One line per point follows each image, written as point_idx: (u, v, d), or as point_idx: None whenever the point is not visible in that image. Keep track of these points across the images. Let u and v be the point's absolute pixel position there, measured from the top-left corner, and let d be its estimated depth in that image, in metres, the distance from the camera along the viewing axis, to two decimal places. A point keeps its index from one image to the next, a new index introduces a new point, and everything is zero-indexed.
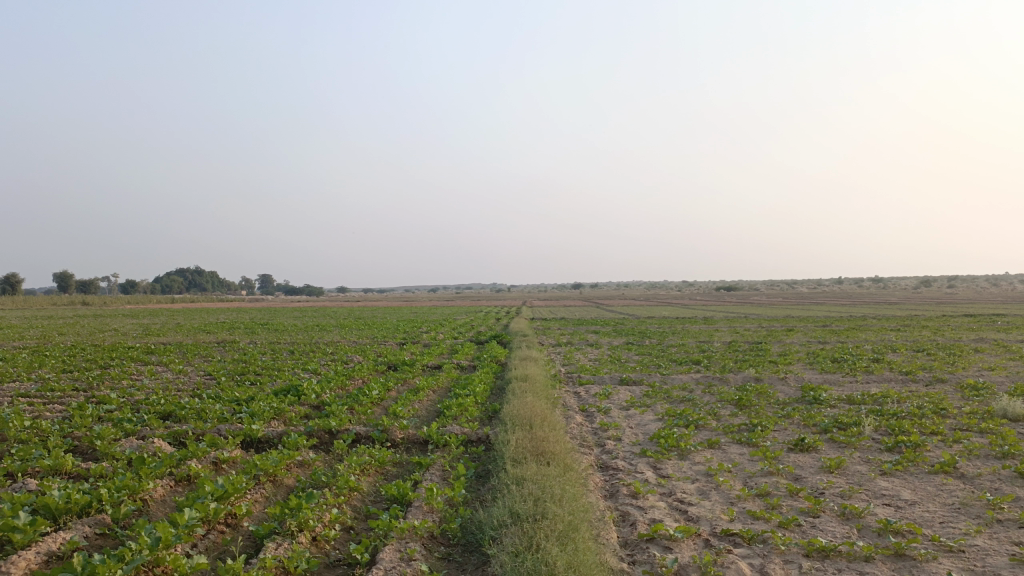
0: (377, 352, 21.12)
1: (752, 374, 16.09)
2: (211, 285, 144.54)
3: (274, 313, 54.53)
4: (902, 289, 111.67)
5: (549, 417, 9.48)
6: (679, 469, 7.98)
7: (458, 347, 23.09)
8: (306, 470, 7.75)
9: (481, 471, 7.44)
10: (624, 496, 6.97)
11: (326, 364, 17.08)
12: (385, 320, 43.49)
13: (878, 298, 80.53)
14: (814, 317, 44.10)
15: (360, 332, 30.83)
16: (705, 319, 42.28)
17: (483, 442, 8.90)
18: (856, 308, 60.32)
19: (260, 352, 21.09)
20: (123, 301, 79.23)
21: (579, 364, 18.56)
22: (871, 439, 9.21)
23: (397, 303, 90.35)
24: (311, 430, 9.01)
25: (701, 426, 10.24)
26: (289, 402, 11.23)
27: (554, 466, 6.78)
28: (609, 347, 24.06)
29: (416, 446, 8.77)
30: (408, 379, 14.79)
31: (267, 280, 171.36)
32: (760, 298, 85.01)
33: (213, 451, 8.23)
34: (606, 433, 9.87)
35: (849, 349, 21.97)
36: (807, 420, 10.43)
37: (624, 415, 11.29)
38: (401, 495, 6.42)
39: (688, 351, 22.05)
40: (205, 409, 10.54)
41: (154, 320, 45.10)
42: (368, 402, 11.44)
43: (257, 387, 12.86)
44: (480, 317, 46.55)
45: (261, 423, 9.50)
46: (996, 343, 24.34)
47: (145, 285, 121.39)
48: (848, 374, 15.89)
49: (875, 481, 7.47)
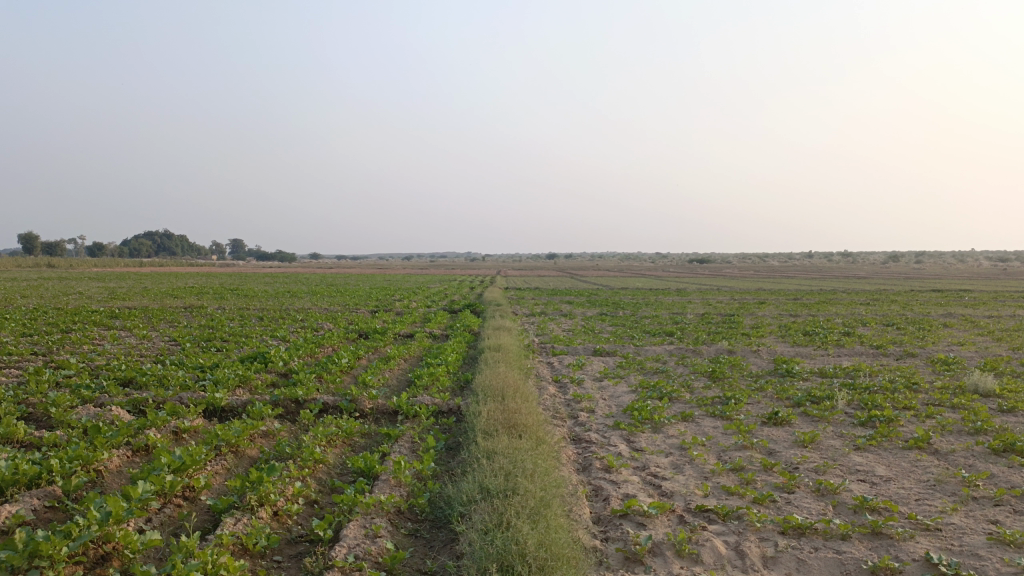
0: (348, 319, 20.82)
1: (725, 346, 16.07)
2: (181, 249, 142.33)
3: (245, 278, 53.76)
4: (872, 264, 113.14)
5: (521, 388, 9.31)
6: (652, 442, 7.86)
7: (431, 315, 22.85)
8: (270, 441, 7.52)
9: (452, 443, 7.25)
10: (597, 470, 6.83)
11: (295, 331, 16.76)
12: (357, 286, 43.04)
13: (849, 273, 81.43)
14: (786, 290, 44.49)
15: (331, 299, 30.41)
16: (679, 291, 42.40)
17: (454, 412, 8.72)
18: (827, 282, 60.89)
19: (228, 317, 20.65)
20: (90, 264, 77.65)
21: (553, 334, 18.44)
22: (844, 413, 9.18)
23: (371, 270, 89.66)
24: (277, 399, 8.76)
25: (674, 398, 10.14)
26: (255, 370, 10.94)
27: (526, 439, 6.61)
28: (583, 317, 23.97)
29: (385, 416, 8.56)
30: (379, 347, 14.53)
31: (238, 245, 169.10)
32: (734, 271, 85.59)
33: (174, 420, 7.95)
34: (579, 405, 9.73)
35: (821, 322, 22.08)
36: (781, 393, 10.38)
37: (597, 387, 11.17)
38: (368, 468, 6.22)
39: (662, 322, 22.03)
40: (167, 376, 10.23)
41: (122, 284, 44.28)
42: (337, 371, 11.19)
43: (223, 354, 12.53)
44: (454, 285, 46.24)
45: (225, 391, 9.22)
46: (964, 318, 24.66)
47: (113, 248, 119.13)
48: (820, 347, 15.92)
49: (850, 456, 7.42)
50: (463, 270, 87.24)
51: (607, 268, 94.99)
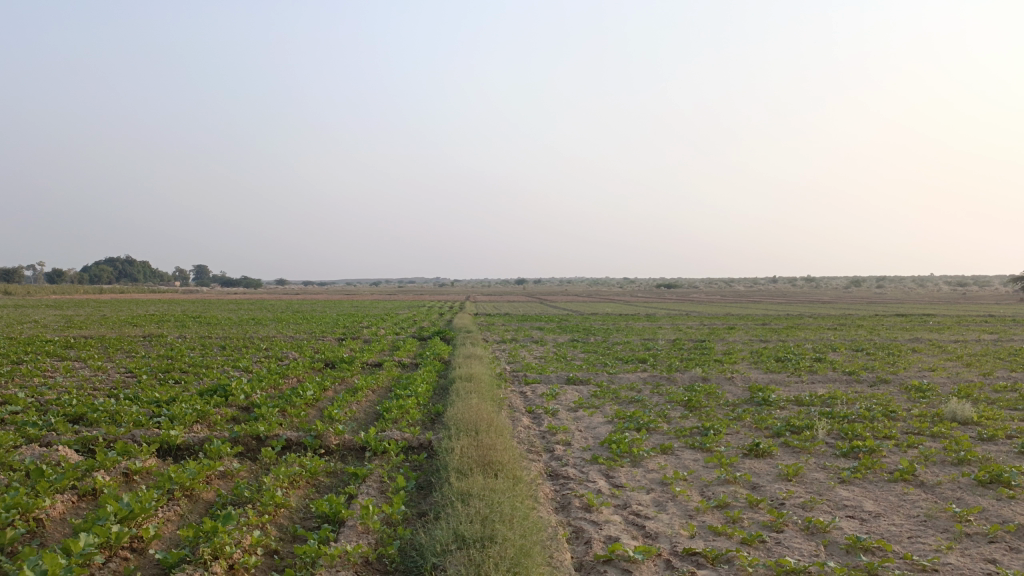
0: (314, 348, 20.25)
1: (699, 373, 15.86)
2: (143, 276, 139.68)
3: (209, 306, 52.65)
4: (836, 288, 114.75)
5: (495, 421, 8.95)
6: (632, 477, 7.55)
7: (399, 343, 22.38)
8: (227, 482, 7.06)
9: (423, 483, 6.87)
10: (576, 509, 6.49)
11: (258, 361, 16.20)
12: (324, 313, 42.28)
13: (814, 298, 82.47)
14: (754, 315, 44.76)
15: (297, 327, 29.73)
16: (649, 316, 42.37)
17: (425, 448, 8.32)
18: (794, 306, 61.43)
19: (189, 347, 19.96)
20: (48, 292, 75.60)
21: (524, 362, 18.09)
22: (826, 444, 8.96)
23: (339, 296, 88.64)
24: (236, 436, 8.29)
25: (652, 429, 9.85)
26: (215, 404, 10.43)
27: (502, 478, 6.26)
28: (554, 344, 23.69)
29: (351, 453, 8.14)
30: (346, 378, 14.06)
31: (202, 272, 166.47)
32: (701, 296, 86.22)
33: (124, 460, 7.45)
34: (555, 438, 9.39)
35: (792, 348, 22.05)
36: (760, 423, 10.15)
37: (572, 418, 10.84)
38: (333, 513, 5.80)
39: (634, 349, 21.81)
40: (120, 412, 9.68)
41: (80, 312, 42.99)
42: (301, 404, 10.72)
43: (181, 386, 11.98)
44: (423, 311, 45.77)
45: (181, 428, 8.72)
46: (932, 343, 24.87)
47: (72, 275, 116.40)
48: (794, 374, 15.80)
49: (836, 490, 7.18)
50: (432, 296, 86.56)
51: (577, 293, 95.03)
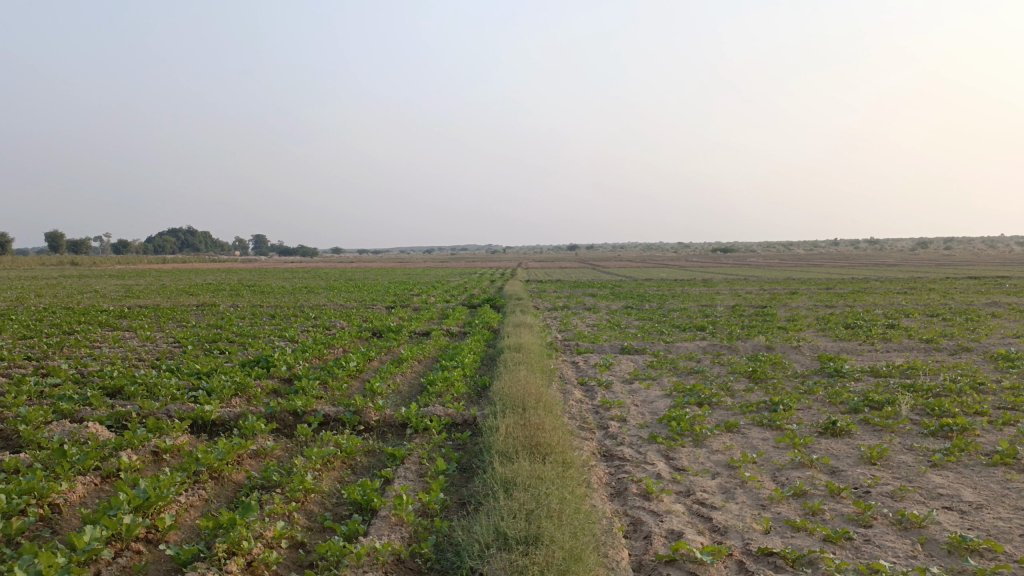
0: (363, 316, 19.97)
1: (762, 341, 14.99)
2: (204, 246, 143.08)
3: (266, 274, 53.33)
4: (902, 251, 110.35)
5: (544, 395, 8.36)
6: (695, 459, 6.87)
7: (449, 311, 21.97)
8: (259, 463, 6.62)
9: (465, 466, 6.32)
10: (634, 496, 5.85)
11: (305, 331, 15.91)
12: (377, 281, 42.28)
13: (879, 259, 79.49)
14: (816, 279, 43.19)
15: (348, 295, 29.63)
16: (705, 281, 41.16)
17: (469, 425, 7.79)
18: (858, 270, 59.08)
19: (239, 316, 19.88)
20: (113, 262, 77.77)
21: (577, 330, 17.47)
22: (910, 422, 8.11)
23: (392, 263, 89.03)
24: (272, 411, 7.86)
25: (715, 405, 9.12)
26: (255, 376, 10.07)
27: (551, 463, 5.66)
28: (608, 311, 22.97)
29: (392, 430, 7.66)
30: (392, 347, 13.65)
31: (261, 242, 169.62)
32: (759, 261, 83.87)
33: (155, 437, 7.10)
34: (609, 414, 8.73)
35: (861, 314, 20.85)
36: (834, 397, 9.32)
37: (628, 391, 10.17)
38: (365, 501, 5.30)
39: (691, 315, 20.93)
40: (158, 385, 9.39)
41: (142, 281, 43.98)
42: (343, 376, 10.29)
43: (224, 357, 11.69)
44: (475, 279, 45.44)
45: (216, 403, 8.34)
46: (1012, 307, 23.31)
47: (136, 245, 119.74)
48: (865, 343, 14.79)
49: (927, 476, 6.37)
50: (483, 263, 86.36)
51: (630, 259, 93.46)
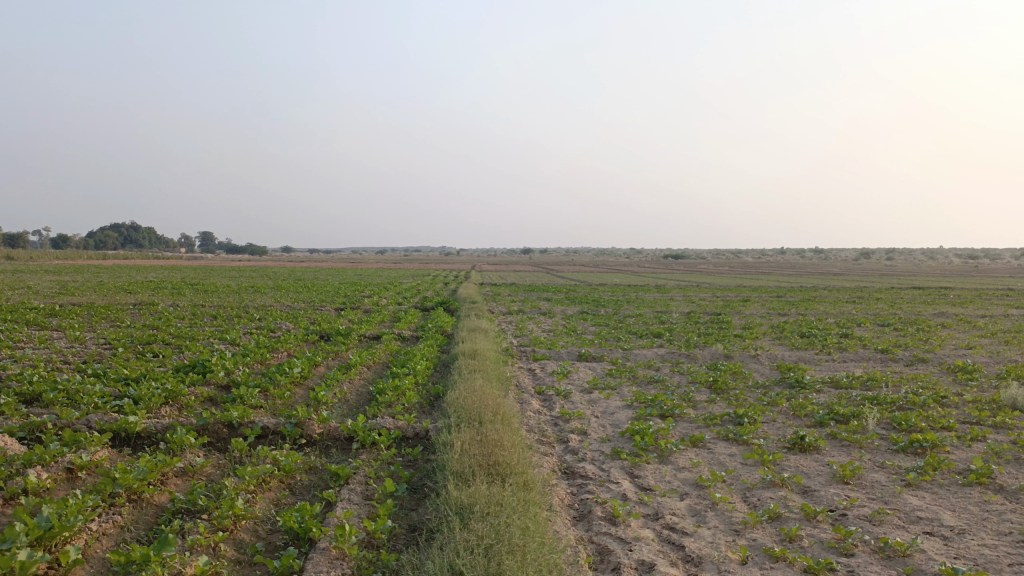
0: (311, 318, 19.19)
1: (720, 350, 14.74)
2: (147, 242, 138.99)
3: (210, 273, 51.65)
4: (847, 260, 112.89)
5: (501, 406, 7.86)
6: (661, 477, 6.46)
7: (401, 314, 21.34)
8: (186, 482, 5.98)
9: (416, 487, 5.78)
10: (599, 521, 5.40)
11: (248, 333, 15.13)
12: (327, 282, 41.23)
13: (825, 269, 81.28)
14: (767, 287, 43.75)
15: (296, 296, 28.73)
16: (658, 288, 41.15)
17: (421, 439, 7.26)
18: (805, 277, 60.17)
19: (179, 316, 18.94)
20: (50, 257, 74.77)
21: (532, 335, 17.03)
22: (879, 438, 7.85)
23: (343, 264, 87.54)
24: (204, 423, 7.20)
25: (678, 417, 8.76)
26: (189, 383, 9.36)
27: (510, 486, 5.17)
28: (563, 316, 22.60)
29: (336, 445, 7.08)
30: (340, 352, 13.01)
31: (208, 239, 165.60)
32: (709, 268, 84.83)
33: (70, 452, 6.39)
34: (568, 426, 8.29)
35: (814, 322, 20.88)
36: (798, 410, 9.04)
37: (587, 401, 9.74)
38: (303, 530, 4.74)
39: (647, 322, 20.69)
40: (81, 391, 8.63)
41: (78, 278, 42.23)
42: (286, 383, 9.64)
43: (158, 361, 10.91)
44: (427, 281, 44.72)
45: (143, 414, 7.64)
46: (959, 317, 23.70)
47: (76, 239, 115.61)
48: (823, 352, 14.64)
49: (904, 497, 6.06)
50: (435, 264, 85.40)
51: (583, 263, 93.67)
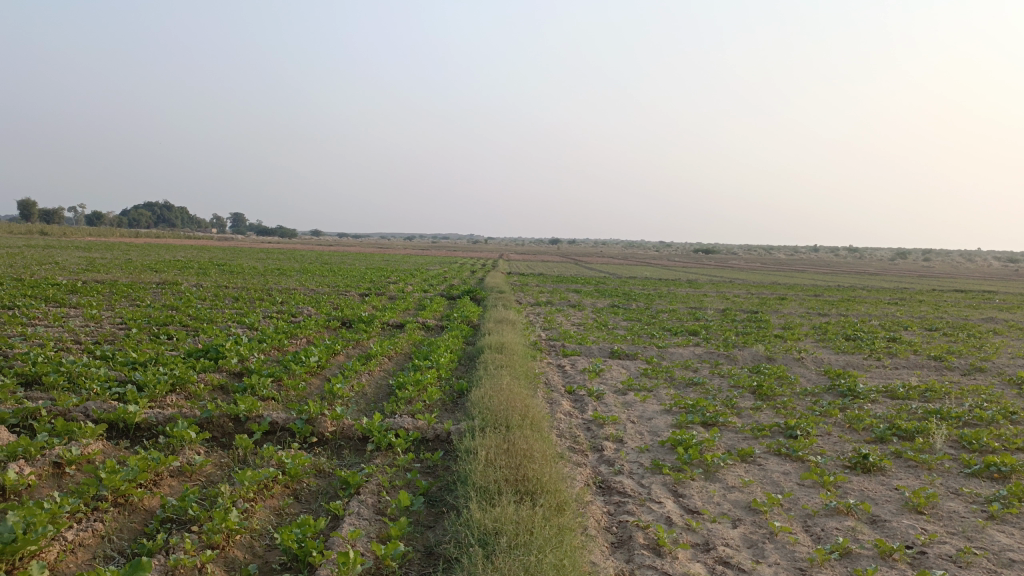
0: (334, 304, 18.65)
1: (761, 351, 13.92)
2: (180, 221, 140.39)
3: (239, 254, 51.56)
4: (882, 260, 110.39)
5: (530, 408, 7.19)
6: (709, 498, 5.76)
7: (426, 302, 20.71)
8: (181, 483, 5.40)
9: (435, 501, 5.14)
10: (641, 550, 4.71)
11: (267, 317, 14.60)
12: (353, 267, 40.85)
13: (859, 268, 79.42)
14: (801, 285, 42.58)
15: (322, 279, 28.41)
16: (689, 282, 40.10)
17: (442, 442, 6.62)
18: (840, 276, 58.76)
19: (199, 297, 18.48)
20: (84, 233, 75.30)
21: (562, 329, 16.31)
22: (950, 459, 7.06)
23: (370, 248, 87.44)
24: (207, 417, 6.62)
25: (722, 426, 8.03)
26: (199, 370, 8.81)
27: (542, 509, 4.49)
28: (593, 309, 21.85)
29: (350, 446, 6.47)
30: (361, 340, 12.42)
31: (240, 220, 166.87)
32: (741, 263, 83.25)
33: (60, 444, 5.83)
34: (602, 433, 7.61)
35: (858, 324, 19.91)
36: (854, 423, 8.27)
37: (622, 404, 9.04)
38: (302, 552, 4.11)
39: (681, 318, 19.87)
40: (83, 375, 8.11)
41: (109, 255, 42.33)
42: (302, 373, 9.06)
43: (170, 345, 10.37)
44: (454, 268, 44.07)
45: (145, 404, 7.09)
46: (1010, 324, 22.57)
47: (110, 216, 116.97)
48: (872, 358, 13.76)
49: (990, 533, 5.30)
50: (462, 251, 85.04)
51: (612, 256, 92.50)
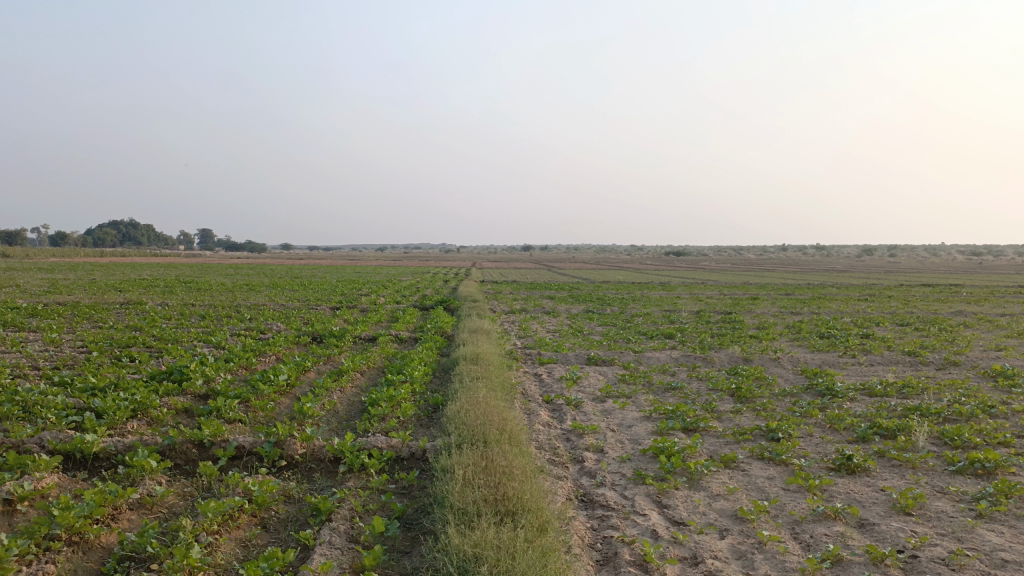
0: (304, 319, 18.30)
1: (738, 352, 13.85)
2: (146, 239, 138.25)
3: (207, 271, 50.76)
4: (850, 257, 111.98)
5: (507, 422, 6.99)
6: (694, 507, 5.60)
7: (399, 313, 20.42)
8: (142, 516, 5.12)
9: (411, 525, 4.91)
10: (628, 568, 4.52)
11: (235, 335, 14.24)
12: (324, 280, 40.38)
13: (828, 266, 80.45)
14: (773, 284, 42.90)
15: (292, 294, 27.95)
16: (662, 285, 40.17)
17: (417, 459, 6.40)
18: (810, 274, 59.32)
19: (165, 316, 18.02)
20: (47, 255, 73.78)
21: (537, 336, 16.14)
22: (934, 457, 6.98)
23: (341, 260, 86.70)
24: (170, 443, 6.33)
25: (703, 431, 7.90)
26: (162, 394, 8.49)
27: (523, 530, 4.28)
28: (568, 315, 21.72)
29: (321, 468, 6.22)
30: (332, 356, 12.14)
31: (208, 237, 164.77)
32: (712, 264, 83.80)
33: (12, 479, 5.52)
34: (582, 443, 7.44)
35: (832, 321, 19.98)
36: (836, 423, 8.19)
37: (601, 412, 8.87)
38: None
39: (657, 322, 19.80)
40: (39, 403, 7.75)
41: (73, 276, 41.65)
42: (271, 392, 8.78)
43: (133, 368, 10.02)
44: (427, 278, 43.73)
45: (104, 432, 6.77)
46: (979, 316, 22.81)
47: (74, 237, 114.76)
48: (848, 355, 13.76)
49: (980, 533, 5.19)
50: (435, 261, 84.65)
51: (585, 261, 92.69)
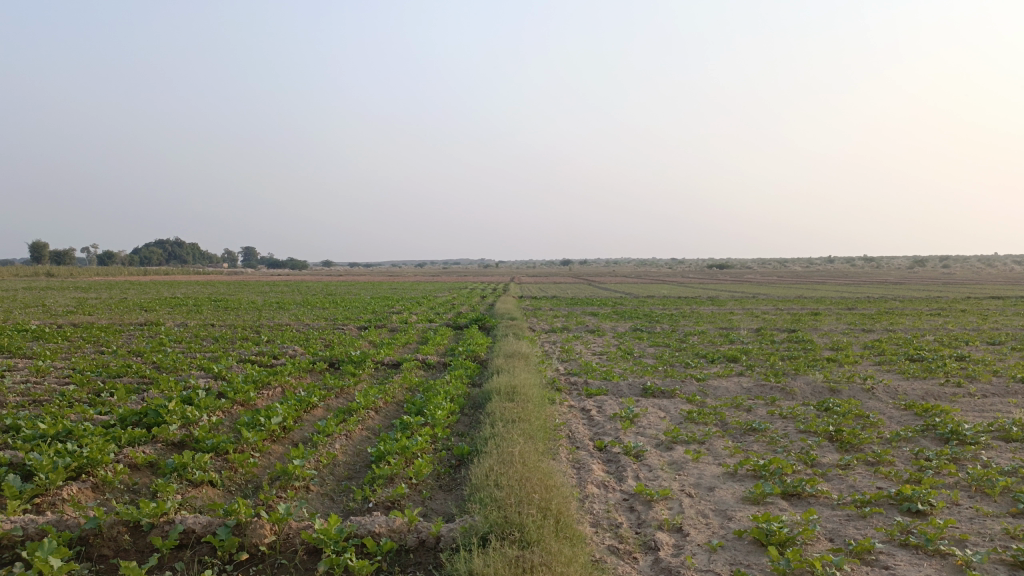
0: (325, 341, 16.62)
1: (819, 380, 11.79)
2: (189, 257, 139.72)
3: (242, 289, 49.65)
4: (902, 269, 107.47)
5: (553, 492, 5.17)
6: None
7: (430, 334, 18.68)
8: None
9: None
10: None
11: (242, 362, 12.59)
12: (359, 297, 38.91)
13: (880, 277, 77.02)
14: (832, 298, 40.26)
15: (319, 313, 26.37)
16: (712, 300, 37.83)
17: (428, 554, 4.60)
18: (864, 287, 56.41)
19: (175, 339, 16.45)
20: (91, 274, 73.98)
21: (582, 361, 14.24)
22: None
23: (379, 277, 85.82)
24: (95, 527, 4.65)
25: (811, 499, 5.97)
26: (122, 445, 6.82)
27: None
28: (615, 335, 19.76)
29: (293, 567, 4.46)
30: (345, 388, 10.41)
31: (249, 255, 165.91)
32: (758, 278, 80.96)
33: None
34: (653, 517, 5.57)
35: (914, 341, 17.65)
36: (988, 487, 6.17)
37: (671, 467, 6.99)
38: None
39: (715, 342, 17.73)
40: None
41: (101, 294, 40.62)
42: (258, 440, 7.06)
43: (103, 409, 8.36)
44: (465, 294, 42.03)
45: (18, 506, 5.09)
46: None
47: (118, 256, 116.08)
48: (953, 384, 11.58)
49: None
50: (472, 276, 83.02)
51: (626, 275, 90.23)
